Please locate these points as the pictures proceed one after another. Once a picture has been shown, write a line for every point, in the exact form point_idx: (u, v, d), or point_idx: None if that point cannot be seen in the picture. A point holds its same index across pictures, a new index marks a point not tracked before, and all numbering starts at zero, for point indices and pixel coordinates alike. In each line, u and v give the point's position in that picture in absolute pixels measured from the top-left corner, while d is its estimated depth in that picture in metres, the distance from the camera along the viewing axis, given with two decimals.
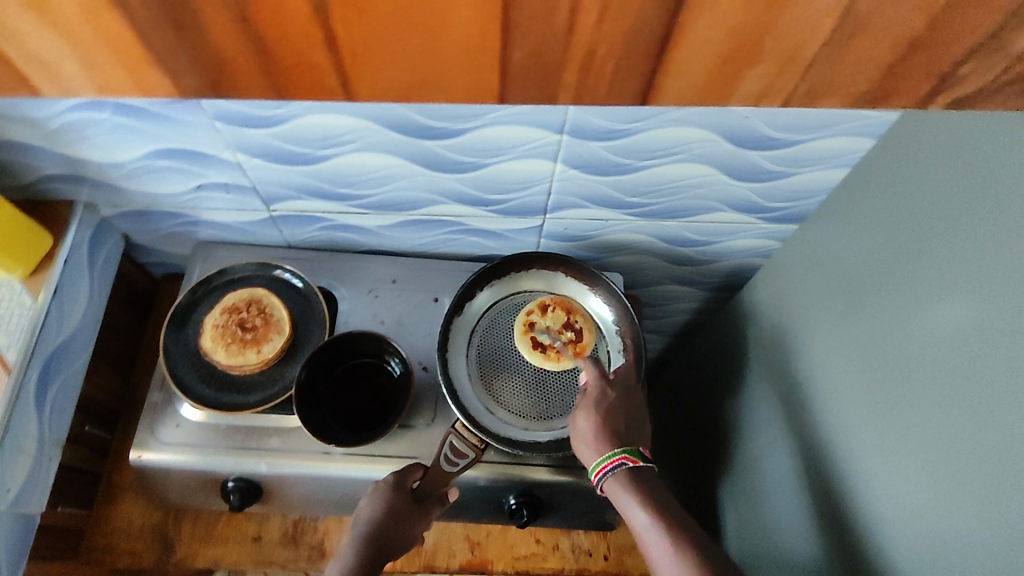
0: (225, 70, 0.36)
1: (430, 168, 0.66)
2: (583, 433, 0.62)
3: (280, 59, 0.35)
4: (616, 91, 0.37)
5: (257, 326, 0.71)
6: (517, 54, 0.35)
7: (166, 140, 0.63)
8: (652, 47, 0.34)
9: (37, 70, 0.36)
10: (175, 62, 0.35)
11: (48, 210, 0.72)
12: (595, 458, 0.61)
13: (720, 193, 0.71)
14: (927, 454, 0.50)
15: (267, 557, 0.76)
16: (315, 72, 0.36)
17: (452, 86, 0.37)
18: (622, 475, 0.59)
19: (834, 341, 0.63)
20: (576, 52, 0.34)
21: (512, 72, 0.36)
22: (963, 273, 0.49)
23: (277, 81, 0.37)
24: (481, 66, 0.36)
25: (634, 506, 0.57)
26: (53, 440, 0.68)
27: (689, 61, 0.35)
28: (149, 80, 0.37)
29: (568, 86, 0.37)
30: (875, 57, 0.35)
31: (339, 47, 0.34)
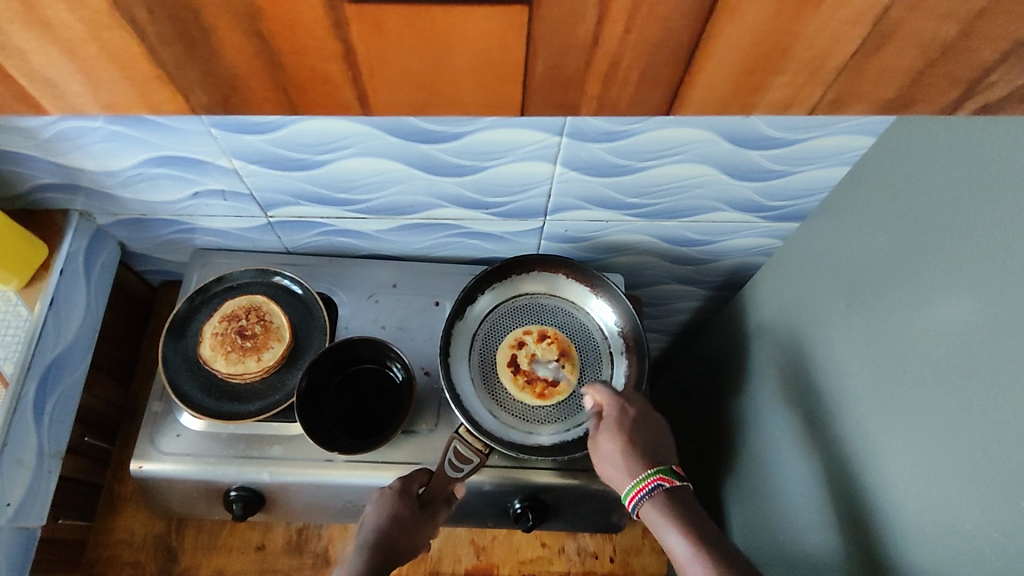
0: (304, 77, 0.44)
1: (430, 172, 0.66)
2: (608, 455, 0.63)
3: (317, 65, 0.43)
4: (630, 98, 0.47)
5: (257, 333, 0.70)
6: (540, 66, 0.43)
7: (162, 147, 0.62)
8: (669, 51, 0.42)
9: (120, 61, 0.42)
10: (223, 61, 0.42)
11: (43, 220, 0.71)
12: (627, 482, 0.61)
13: (721, 193, 0.71)
14: (938, 452, 0.50)
15: (271, 566, 0.76)
16: (346, 79, 0.45)
17: (471, 93, 0.46)
18: (657, 497, 0.59)
19: (838, 339, 0.63)
20: (597, 67, 0.43)
21: (533, 83, 0.45)
22: (968, 271, 0.49)
23: (309, 93, 0.46)
24: (502, 74, 0.44)
25: (670, 530, 0.56)
26: (53, 453, 0.68)
27: (702, 67, 0.44)
28: (191, 83, 0.44)
29: (589, 94, 0.46)
30: (860, 65, 0.45)
31: (362, 58, 0.43)
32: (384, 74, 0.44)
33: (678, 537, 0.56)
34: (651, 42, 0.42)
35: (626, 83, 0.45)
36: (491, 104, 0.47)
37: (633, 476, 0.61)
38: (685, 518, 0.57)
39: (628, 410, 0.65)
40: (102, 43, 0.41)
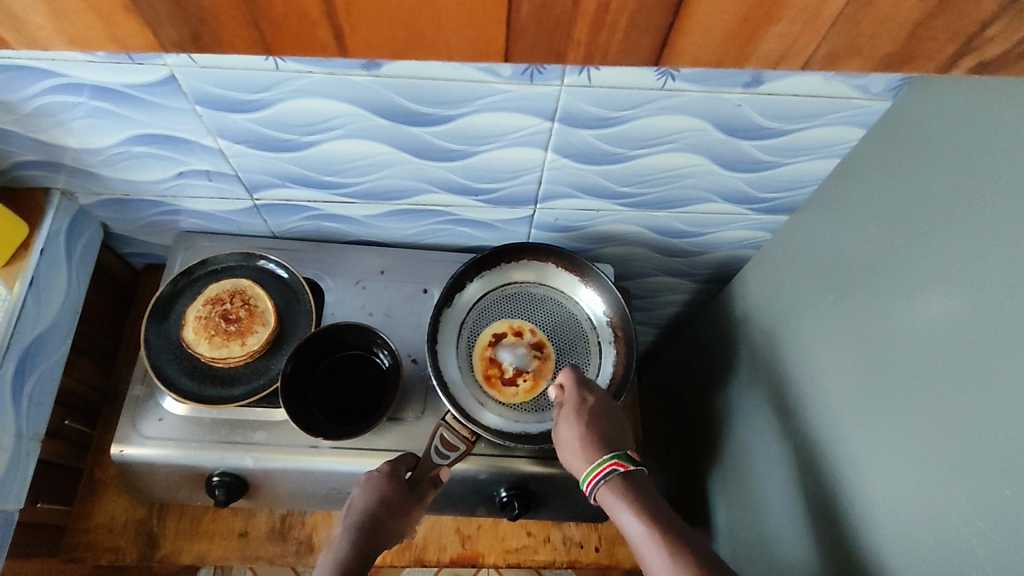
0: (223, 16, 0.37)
1: (419, 156, 0.65)
2: (567, 440, 0.63)
3: (273, 13, 0.37)
4: (620, 48, 0.39)
5: (241, 317, 0.69)
6: (526, 10, 0.37)
7: (146, 125, 0.61)
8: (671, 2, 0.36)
9: (10, 21, 0.37)
10: (154, 11, 0.37)
11: (24, 199, 0.69)
12: (584, 468, 0.61)
13: (712, 184, 0.71)
14: (920, 444, 0.49)
15: (254, 553, 0.75)
16: (309, 27, 0.38)
17: (452, 44, 0.40)
18: (614, 481, 0.59)
19: (824, 331, 0.63)
20: (586, 11, 0.37)
21: (519, 31, 0.38)
22: (955, 264, 0.49)
23: (264, 35, 0.39)
24: (483, 22, 0.38)
25: (624, 511, 0.57)
26: (32, 435, 0.67)
27: (706, 16, 0.38)
28: (127, 31, 0.38)
29: (579, 43, 0.39)
30: (892, 25, 0.38)
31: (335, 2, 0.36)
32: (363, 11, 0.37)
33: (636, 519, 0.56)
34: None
35: (614, 28, 0.38)
36: (474, 49, 0.40)
37: (590, 462, 0.60)
38: (643, 500, 0.57)
39: (586, 398, 0.64)
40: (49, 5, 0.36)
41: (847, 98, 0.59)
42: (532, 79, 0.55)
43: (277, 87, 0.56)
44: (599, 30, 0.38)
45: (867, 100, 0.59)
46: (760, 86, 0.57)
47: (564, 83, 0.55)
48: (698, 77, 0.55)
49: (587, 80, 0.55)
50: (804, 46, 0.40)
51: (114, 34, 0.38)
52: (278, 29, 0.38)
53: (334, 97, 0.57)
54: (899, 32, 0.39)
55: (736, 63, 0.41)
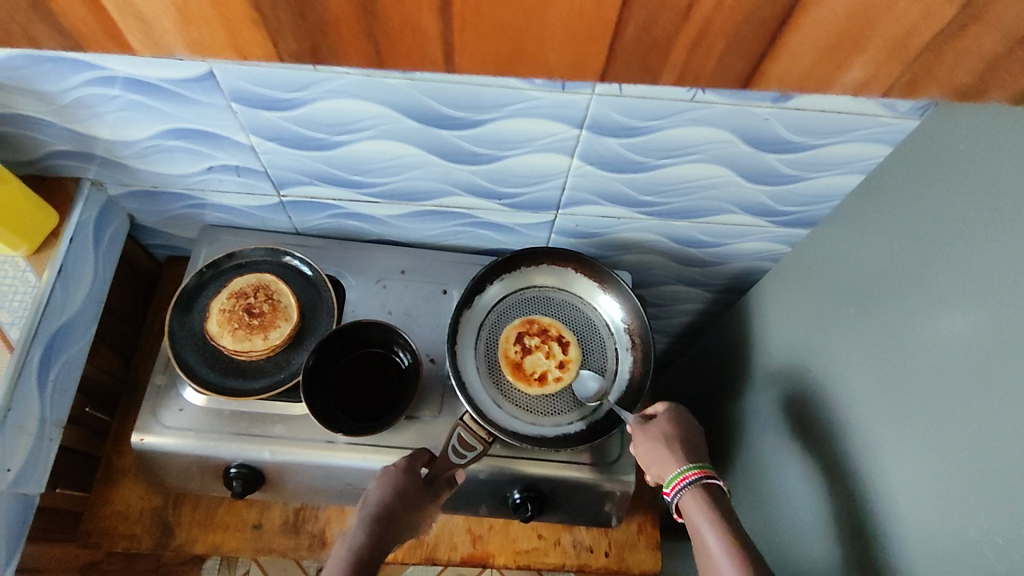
0: (328, 33, 0.40)
1: (447, 159, 0.66)
2: (660, 434, 0.65)
3: (389, 22, 0.39)
4: (715, 66, 0.41)
5: (265, 312, 0.70)
6: (631, 29, 0.39)
7: (180, 119, 0.62)
8: (764, 30, 0.39)
9: (132, 25, 0.40)
10: (279, 21, 0.39)
11: (54, 187, 0.71)
12: (671, 472, 0.63)
13: (735, 195, 0.71)
14: (940, 459, 0.50)
15: (268, 545, 0.76)
16: (419, 37, 0.40)
17: (548, 61, 0.41)
18: (699, 490, 0.61)
19: (843, 345, 0.63)
20: (689, 30, 0.39)
21: (619, 57, 0.41)
22: (979, 281, 0.49)
23: (379, 46, 0.41)
24: (588, 39, 0.39)
25: (713, 530, 0.58)
26: (55, 421, 0.67)
27: (799, 48, 0.40)
28: (249, 39, 0.41)
29: (675, 64, 0.41)
30: (979, 50, 0.39)
31: (450, 12, 0.38)
32: (475, 25, 0.39)
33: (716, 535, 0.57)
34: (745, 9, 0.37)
35: (711, 51, 0.40)
36: (572, 65, 0.42)
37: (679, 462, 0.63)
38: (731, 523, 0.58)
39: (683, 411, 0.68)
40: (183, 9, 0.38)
41: (873, 115, 0.59)
42: (564, 87, 0.56)
43: (314, 86, 0.57)
44: (694, 52, 0.40)
45: (894, 118, 0.60)
46: (789, 101, 0.57)
47: (595, 92, 0.56)
48: (728, 90, 0.56)
49: (617, 90, 0.56)
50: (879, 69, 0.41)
51: (234, 39, 0.40)
52: (390, 45, 0.40)
53: (369, 100, 0.58)
54: (980, 62, 0.40)
55: (819, 87, 0.44)
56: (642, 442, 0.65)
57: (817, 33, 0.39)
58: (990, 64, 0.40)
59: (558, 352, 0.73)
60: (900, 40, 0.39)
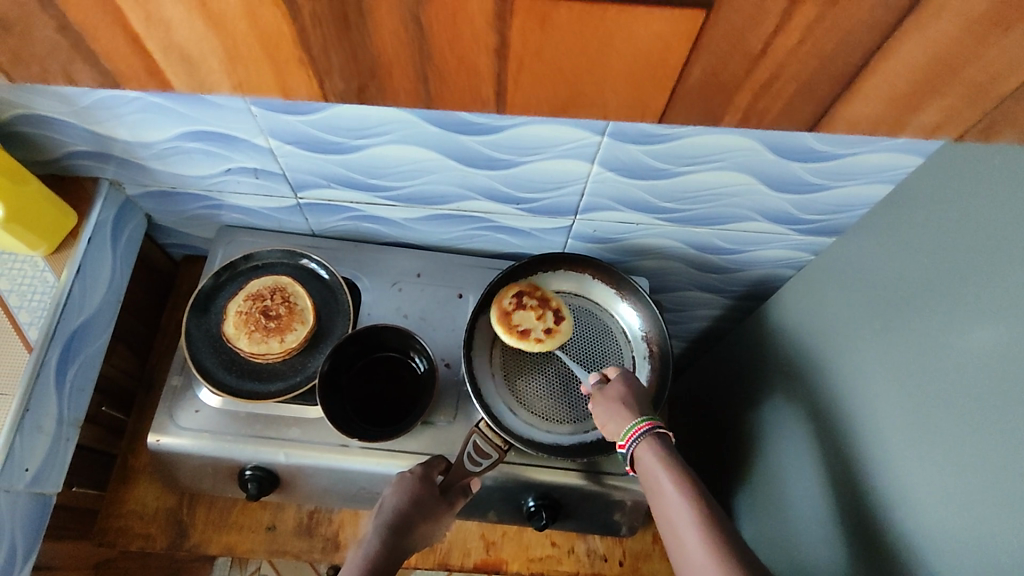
0: (376, 70, 0.40)
1: (465, 164, 0.65)
2: (613, 390, 0.64)
3: (440, 60, 0.39)
4: (780, 111, 0.42)
5: (281, 314, 0.70)
6: (696, 73, 0.39)
7: (198, 121, 0.62)
8: (837, 71, 0.38)
9: (166, 62, 0.40)
10: (325, 61, 0.40)
11: (73, 187, 0.71)
12: (624, 425, 0.61)
13: (757, 203, 0.70)
14: (970, 480, 0.48)
15: (281, 547, 0.76)
16: (470, 74, 0.40)
17: (608, 96, 0.42)
18: (652, 439, 0.59)
19: (865, 359, 0.62)
20: (751, 85, 0.40)
21: (681, 94, 0.41)
22: (1007, 298, 0.48)
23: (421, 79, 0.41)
24: (645, 81, 0.40)
25: (664, 476, 0.56)
26: (72, 421, 0.68)
27: (870, 91, 0.40)
28: (282, 73, 0.41)
29: (739, 108, 0.42)
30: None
31: (503, 51, 0.38)
32: (531, 66, 0.39)
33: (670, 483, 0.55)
34: (824, 54, 0.37)
35: (780, 95, 0.41)
36: (632, 111, 0.43)
37: (632, 415, 0.61)
38: (679, 467, 0.57)
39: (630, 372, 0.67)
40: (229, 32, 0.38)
41: None
42: None
43: None
44: (764, 96, 0.41)
45: None
46: None
47: None
48: None
49: None
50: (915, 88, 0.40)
51: (282, 80, 0.41)
52: (440, 81, 0.40)
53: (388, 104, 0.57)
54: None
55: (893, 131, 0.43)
56: (600, 399, 0.64)
57: (898, 65, 0.38)
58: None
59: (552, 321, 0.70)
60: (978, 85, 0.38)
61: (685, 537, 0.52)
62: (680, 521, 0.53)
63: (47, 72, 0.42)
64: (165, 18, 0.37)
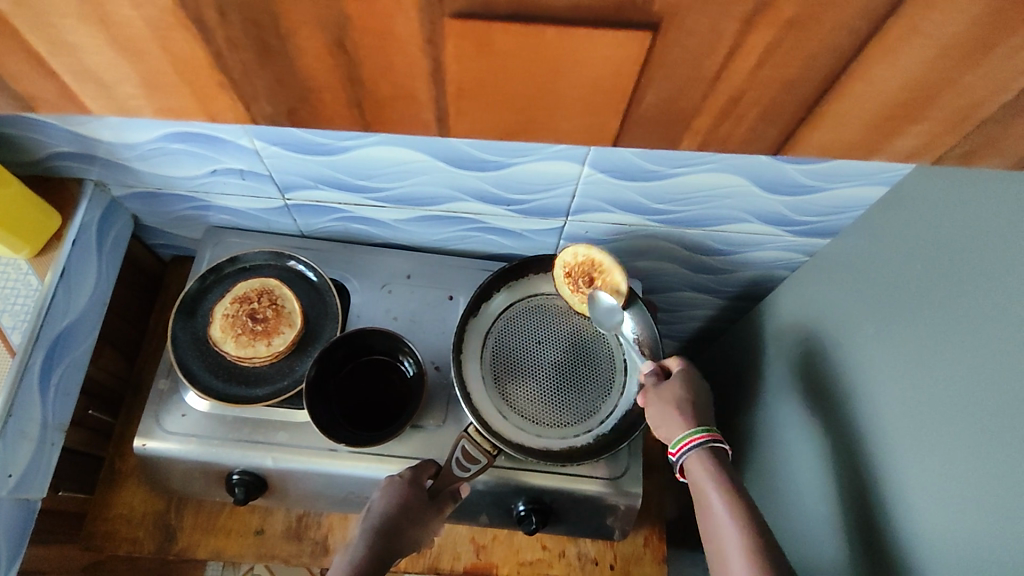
0: (308, 97, 0.40)
1: (454, 165, 0.64)
2: (671, 396, 0.65)
3: (376, 90, 0.39)
4: (743, 135, 0.42)
5: (268, 317, 0.69)
6: (650, 99, 0.39)
7: (181, 122, 0.61)
8: (797, 90, 0.37)
9: (86, 83, 0.39)
10: (252, 85, 0.39)
11: (57, 188, 0.70)
12: (677, 433, 0.62)
13: (750, 205, 0.69)
14: (966, 486, 0.48)
15: (270, 551, 0.75)
16: (411, 104, 0.40)
17: (560, 127, 0.42)
18: (703, 452, 0.60)
19: (859, 364, 0.61)
20: (713, 106, 0.39)
21: (635, 119, 0.41)
22: (999, 304, 0.47)
23: (369, 98, 0.40)
24: (600, 103, 0.39)
25: (713, 491, 0.57)
26: (57, 425, 0.67)
27: (839, 111, 0.39)
28: (220, 92, 0.40)
29: (698, 132, 0.41)
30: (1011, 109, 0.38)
31: (444, 81, 0.38)
32: (473, 94, 0.39)
33: (721, 498, 0.56)
34: (785, 79, 0.36)
35: (742, 119, 0.40)
36: (586, 134, 0.42)
37: (687, 428, 0.62)
38: (729, 484, 0.58)
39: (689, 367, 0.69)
40: (164, 47, 0.36)
41: None
42: None
43: None
44: (723, 122, 0.40)
45: None
46: None
47: None
48: None
49: None
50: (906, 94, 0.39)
51: (206, 107, 0.41)
52: (376, 107, 0.40)
53: None
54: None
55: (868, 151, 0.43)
56: (657, 399, 0.65)
57: (878, 79, 0.36)
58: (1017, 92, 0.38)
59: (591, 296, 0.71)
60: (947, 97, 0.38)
61: (730, 554, 0.54)
62: (726, 537, 0.55)
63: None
64: (72, 46, 0.36)
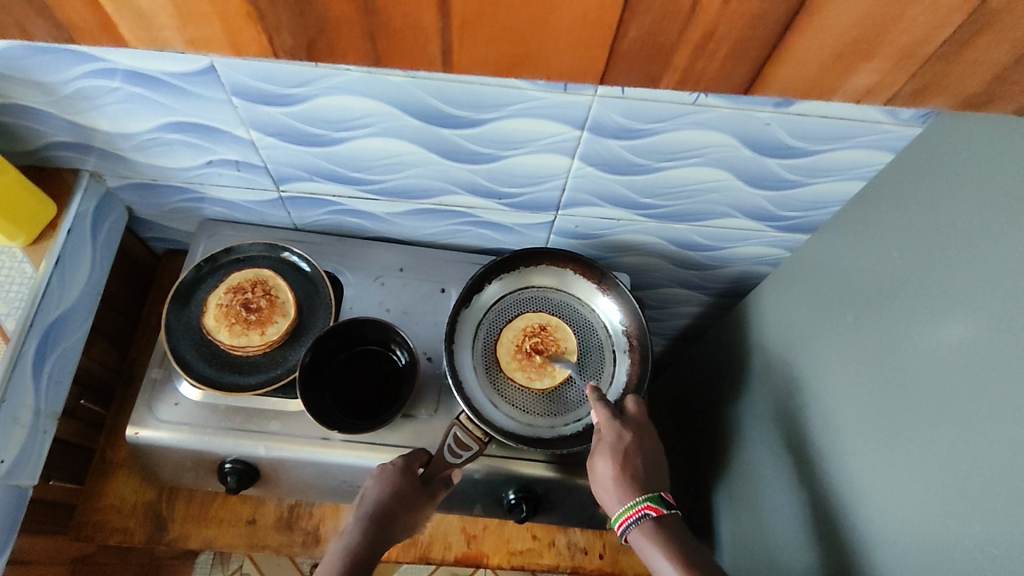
0: (327, 30, 0.39)
1: (447, 157, 0.66)
2: (603, 479, 0.63)
3: (389, 22, 0.39)
4: (716, 74, 0.41)
5: (262, 307, 0.70)
6: (634, 32, 0.38)
7: (178, 112, 0.62)
8: (772, 37, 0.39)
9: (129, 18, 0.39)
10: (277, 17, 0.39)
11: (54, 178, 0.71)
12: (618, 507, 0.62)
13: (735, 200, 0.71)
14: (934, 463, 0.49)
15: (261, 541, 0.76)
16: (421, 37, 0.40)
17: (552, 65, 0.41)
18: (646, 525, 0.60)
19: (837, 352, 0.63)
20: (693, 35, 0.39)
21: (620, 57, 0.40)
22: (968, 292, 0.49)
23: (384, 44, 0.40)
24: (591, 42, 0.39)
25: (662, 561, 0.58)
26: (49, 413, 0.67)
27: (806, 52, 0.40)
28: (248, 36, 0.40)
29: (678, 69, 0.41)
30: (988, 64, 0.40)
31: (453, 17, 0.38)
32: (479, 29, 0.39)
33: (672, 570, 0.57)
34: (753, 13, 0.37)
35: (717, 55, 0.40)
36: (576, 71, 0.42)
37: (624, 503, 0.62)
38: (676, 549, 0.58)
39: (623, 436, 0.64)
40: None
41: (875, 122, 0.59)
42: (565, 87, 0.55)
43: (314, 82, 0.57)
44: (699, 58, 0.40)
45: (898, 125, 0.59)
46: (791, 106, 0.57)
47: (597, 93, 0.55)
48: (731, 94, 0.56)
49: (619, 91, 0.55)
50: (892, 83, 0.42)
51: (233, 36, 0.40)
52: (390, 41, 0.40)
53: (369, 96, 0.57)
54: (987, 74, 0.41)
55: (825, 94, 0.44)
56: (592, 483, 0.65)
57: (828, 37, 0.39)
58: (998, 73, 0.41)
59: (524, 349, 0.72)
60: (909, 51, 0.39)
61: None
62: None
63: (4, 25, 0.40)
64: None
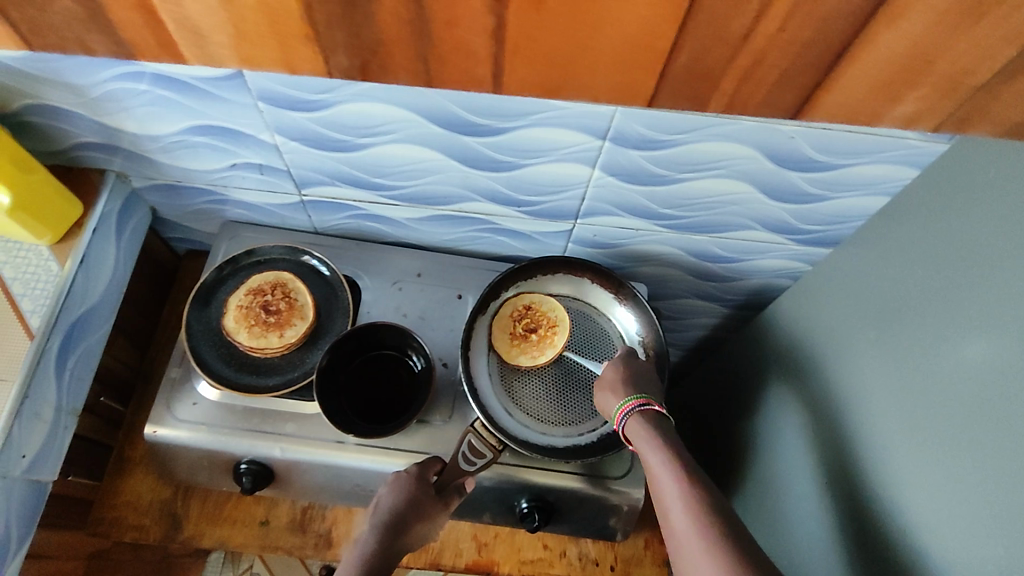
0: (380, 52, 0.40)
1: (468, 164, 0.66)
2: (609, 379, 0.67)
3: (439, 43, 0.39)
4: (760, 100, 0.41)
5: (281, 310, 0.70)
6: (683, 58, 0.39)
7: (204, 115, 0.63)
8: (823, 65, 0.38)
9: (187, 36, 0.40)
10: (332, 39, 0.39)
11: (81, 177, 0.72)
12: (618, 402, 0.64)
13: (756, 212, 0.71)
14: (958, 486, 0.49)
15: (274, 542, 0.76)
16: (471, 61, 0.40)
17: (595, 84, 0.41)
18: (642, 415, 0.62)
19: (858, 369, 0.63)
20: (743, 61, 0.38)
21: (668, 79, 0.40)
22: (995, 312, 0.48)
23: (429, 64, 0.40)
24: (638, 67, 0.39)
25: (652, 447, 0.58)
26: (71, 409, 0.68)
27: (851, 85, 0.39)
28: (299, 54, 0.40)
29: (724, 93, 0.41)
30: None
31: (504, 42, 0.38)
32: (526, 53, 0.39)
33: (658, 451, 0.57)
34: (804, 42, 0.37)
35: (762, 84, 0.40)
36: (622, 91, 0.41)
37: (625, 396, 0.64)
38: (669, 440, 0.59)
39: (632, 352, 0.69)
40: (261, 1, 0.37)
41: (901, 137, 0.59)
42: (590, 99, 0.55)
43: (339, 88, 0.57)
44: (747, 84, 0.40)
45: (924, 140, 0.59)
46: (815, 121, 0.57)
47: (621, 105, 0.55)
48: None
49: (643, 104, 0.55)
50: (940, 108, 0.41)
51: (286, 54, 0.40)
52: (440, 66, 0.40)
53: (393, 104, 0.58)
54: None
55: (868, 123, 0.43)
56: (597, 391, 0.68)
57: (878, 66, 0.38)
58: None
59: (518, 335, 0.72)
60: (957, 80, 0.38)
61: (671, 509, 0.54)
62: (667, 490, 0.55)
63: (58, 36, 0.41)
64: None
